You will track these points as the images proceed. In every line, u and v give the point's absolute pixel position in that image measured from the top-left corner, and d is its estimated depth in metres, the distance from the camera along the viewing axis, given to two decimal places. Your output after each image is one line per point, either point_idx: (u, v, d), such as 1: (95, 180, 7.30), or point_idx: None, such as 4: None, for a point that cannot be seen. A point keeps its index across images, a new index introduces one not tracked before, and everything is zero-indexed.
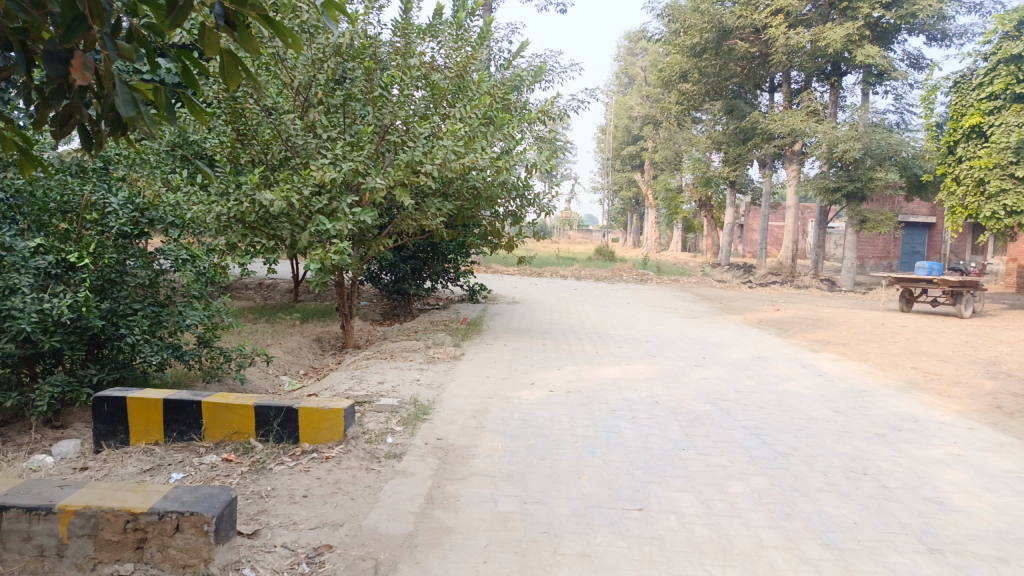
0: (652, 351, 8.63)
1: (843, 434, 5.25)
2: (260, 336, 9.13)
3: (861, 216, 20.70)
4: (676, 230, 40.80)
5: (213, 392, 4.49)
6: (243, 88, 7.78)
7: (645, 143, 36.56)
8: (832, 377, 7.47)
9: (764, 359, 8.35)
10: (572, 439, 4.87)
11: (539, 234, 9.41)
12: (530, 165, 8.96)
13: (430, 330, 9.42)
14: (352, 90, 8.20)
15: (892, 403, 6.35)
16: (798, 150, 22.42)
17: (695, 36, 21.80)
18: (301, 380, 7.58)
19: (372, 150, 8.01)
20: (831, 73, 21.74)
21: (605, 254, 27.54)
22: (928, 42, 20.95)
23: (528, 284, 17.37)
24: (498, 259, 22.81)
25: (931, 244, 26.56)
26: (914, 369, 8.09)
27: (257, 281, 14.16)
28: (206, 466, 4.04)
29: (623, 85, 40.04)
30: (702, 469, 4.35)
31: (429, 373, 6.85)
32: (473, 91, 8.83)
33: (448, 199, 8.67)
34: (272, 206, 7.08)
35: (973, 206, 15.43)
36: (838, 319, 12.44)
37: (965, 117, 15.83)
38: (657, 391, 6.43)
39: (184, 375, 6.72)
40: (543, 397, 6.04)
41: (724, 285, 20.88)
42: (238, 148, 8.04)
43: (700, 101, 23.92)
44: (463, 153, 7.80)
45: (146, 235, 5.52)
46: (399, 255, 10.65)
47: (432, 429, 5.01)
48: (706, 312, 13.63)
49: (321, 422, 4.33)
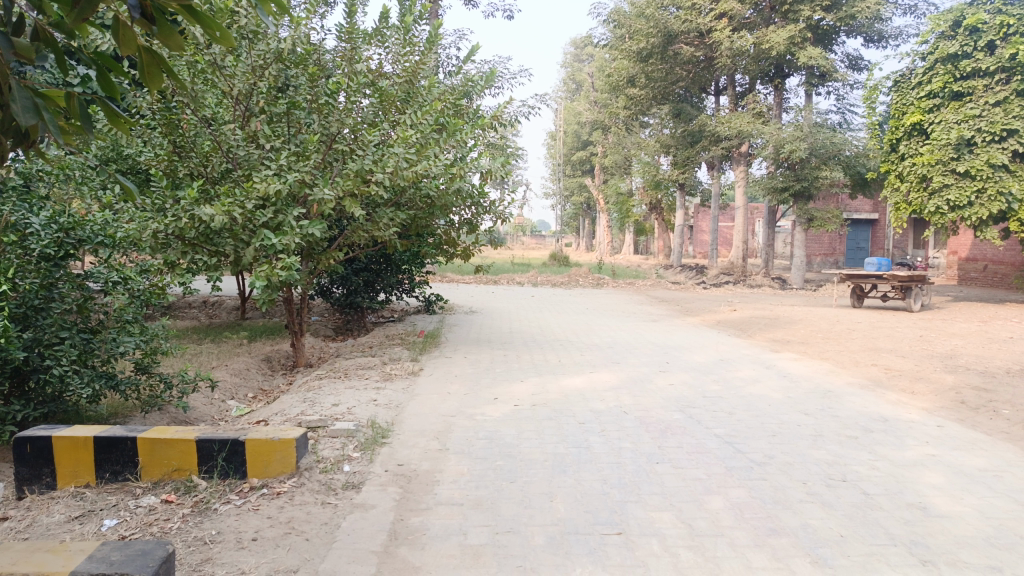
0: (615, 357, 8.44)
1: (817, 439, 5.12)
2: (205, 358, 8.66)
3: (809, 214, 21.02)
4: (628, 234, 41.07)
5: (151, 426, 4.11)
6: (179, 97, 7.35)
7: (594, 148, 36.72)
8: (797, 378, 7.38)
9: (728, 362, 8.24)
10: (542, 457, 4.62)
11: (496, 242, 9.15)
12: (484, 172, 8.69)
13: (386, 344, 9.08)
14: (296, 98, 7.83)
15: (859, 403, 6.28)
16: (745, 151, 22.72)
17: (641, 41, 21.91)
18: (250, 404, 7.17)
19: (318, 160, 7.66)
20: (774, 75, 22.09)
21: (559, 259, 27.46)
22: (866, 43, 21.47)
23: (484, 293, 17.11)
24: (453, 268, 22.51)
25: (875, 240, 27.23)
26: (875, 366, 8.09)
27: (201, 299, 13.59)
28: (143, 509, 3.66)
29: (570, 91, 40.19)
30: (678, 484, 4.15)
31: (386, 392, 6.50)
32: (423, 97, 8.56)
33: (401, 209, 8.38)
34: (213, 221, 6.68)
35: (917, 201, 15.73)
36: (794, 318, 12.50)
37: (906, 115, 16.12)
38: (625, 400, 6.23)
39: (120, 406, 6.24)
40: (508, 413, 5.78)
41: (679, 287, 20.95)
42: (175, 161, 7.60)
43: (648, 106, 24.06)
44: (415, 160, 7.52)
45: (72, 256, 5.07)
46: (350, 267, 10.28)
47: (392, 453, 4.70)
48: (664, 315, 13.59)
49: (271, 454, 4.00)
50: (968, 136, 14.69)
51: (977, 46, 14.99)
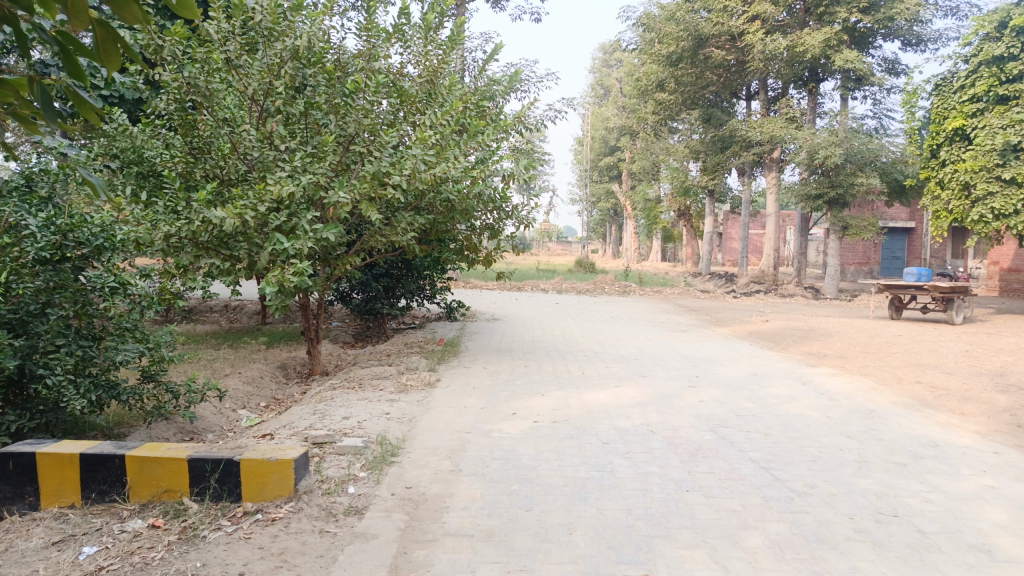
0: (642, 370, 8.06)
1: (862, 466, 4.70)
2: (218, 364, 8.45)
3: (843, 222, 20.37)
4: (656, 240, 40.55)
5: (142, 443, 3.84)
6: (194, 96, 7.16)
7: (622, 154, 36.33)
8: (836, 396, 6.94)
9: (761, 377, 7.81)
10: (562, 482, 4.27)
11: (519, 248, 8.82)
12: (507, 176, 8.36)
13: (404, 353, 8.79)
14: (314, 98, 7.60)
15: (906, 425, 5.83)
16: (777, 157, 22.16)
17: (671, 45, 21.49)
18: (261, 414, 6.93)
19: (335, 162, 7.41)
20: (808, 79, 21.52)
21: (585, 265, 27.11)
22: (904, 47, 20.85)
23: (508, 300, 16.79)
24: (477, 274, 22.23)
25: (911, 249, 26.41)
26: (920, 383, 7.61)
27: (223, 303, 13.48)
28: (128, 535, 3.38)
29: (598, 97, 39.84)
30: (711, 517, 3.77)
31: (400, 405, 6.19)
32: (444, 97, 8.25)
33: (420, 213, 8.11)
34: (223, 224, 6.44)
35: (958, 209, 15.12)
36: (831, 330, 11.98)
37: (947, 120, 15.55)
38: (652, 418, 5.86)
39: (125, 416, 6.02)
40: (527, 430, 5.44)
41: (708, 295, 20.41)
42: (191, 163, 7.40)
43: (677, 111, 23.64)
44: (434, 162, 7.21)
45: (70, 260, 4.85)
46: (370, 273, 10.03)
47: (401, 474, 4.39)
48: (693, 325, 13.14)
49: (267, 476, 3.69)
50: (1014, 142, 14.03)
51: None
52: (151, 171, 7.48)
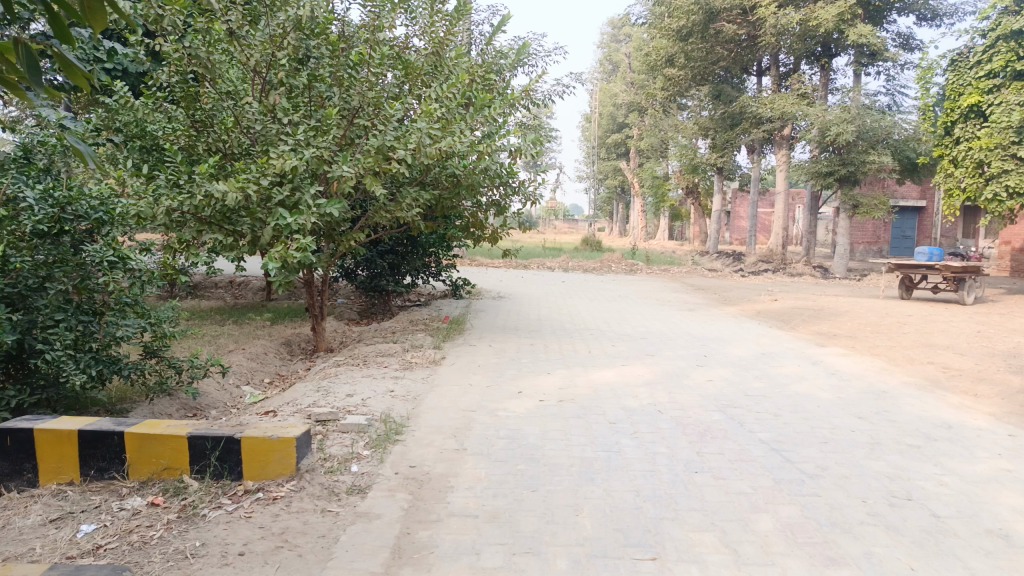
0: (649, 349, 7.97)
1: (875, 448, 4.62)
2: (223, 341, 8.40)
3: (854, 200, 20.10)
4: (664, 218, 40.29)
5: (142, 420, 3.78)
6: (196, 67, 7.02)
7: (631, 131, 35.98)
8: (847, 376, 6.84)
9: (770, 356, 7.71)
10: (569, 462, 4.20)
11: (526, 225, 8.69)
12: (513, 151, 8.20)
13: (409, 330, 8.72)
14: (317, 70, 7.45)
15: (918, 407, 5.73)
16: (787, 134, 21.87)
17: (681, 19, 21.13)
18: (265, 391, 6.87)
19: (339, 136, 7.27)
20: (820, 55, 21.15)
21: (592, 243, 26.96)
22: (918, 22, 20.44)
23: (515, 277, 16.68)
24: (483, 251, 22.12)
25: (922, 228, 26.13)
26: (932, 364, 7.49)
27: (228, 279, 13.42)
28: (127, 513, 3.33)
29: (606, 73, 39.38)
30: (721, 499, 3.69)
31: (405, 382, 6.12)
32: (450, 69, 8.07)
33: (425, 188, 7.99)
34: (225, 198, 6.34)
35: (972, 187, 14.89)
36: (840, 309, 11.84)
37: (963, 96, 15.26)
38: (659, 398, 5.77)
39: (128, 392, 5.97)
40: (532, 409, 5.36)
41: (716, 274, 20.24)
42: (194, 136, 7.27)
43: (686, 87, 23.31)
44: (440, 136, 7.06)
45: (68, 233, 4.77)
46: (376, 249, 9.93)
47: (405, 453, 4.32)
48: (701, 304, 13.03)
49: (268, 454, 3.62)
50: None
51: None
52: (153, 145, 7.37)
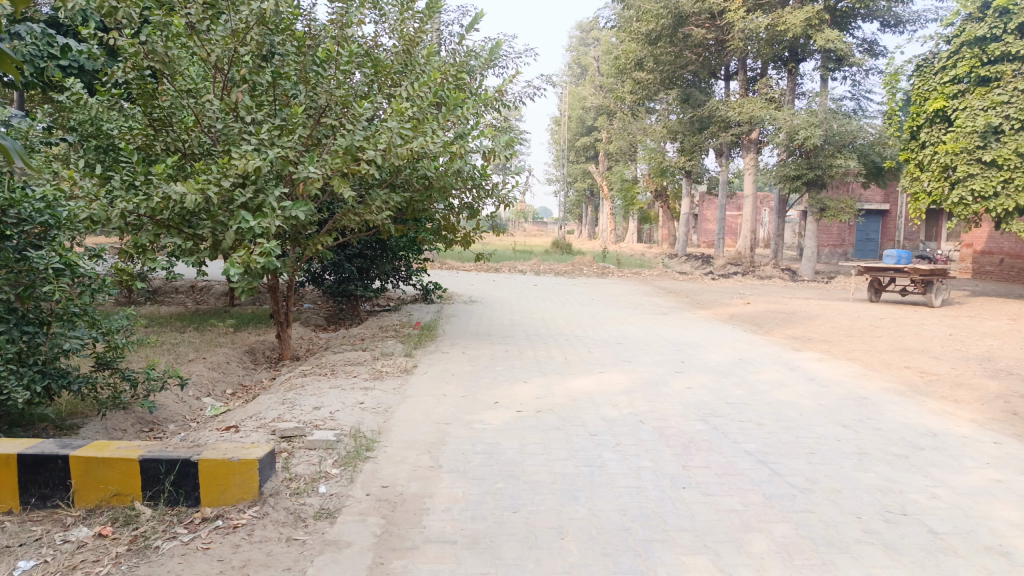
0: (626, 355, 7.80)
1: (862, 458, 4.49)
2: (182, 349, 8.04)
3: (821, 204, 20.26)
4: (632, 221, 40.41)
5: (89, 442, 3.48)
6: (153, 63, 6.69)
7: (599, 134, 36.06)
8: (827, 382, 6.74)
9: (748, 362, 7.59)
10: (550, 479, 3.99)
11: (498, 228, 8.47)
12: (486, 152, 7.97)
13: (379, 336, 8.44)
14: (282, 67, 7.17)
15: (900, 413, 5.64)
16: (755, 138, 22.00)
17: (650, 22, 21.11)
18: (227, 403, 6.55)
19: (305, 135, 6.99)
20: (788, 59, 21.30)
21: (562, 246, 26.87)
22: (882, 28, 20.71)
23: (485, 281, 16.45)
24: (453, 255, 21.83)
25: (886, 231, 26.53)
26: (909, 368, 7.45)
27: (189, 284, 12.97)
28: (70, 546, 3.03)
29: (575, 76, 39.39)
30: (712, 518, 3.51)
31: (375, 394, 5.85)
32: (421, 68, 7.82)
33: (395, 190, 7.73)
34: (184, 200, 6.01)
35: (937, 191, 15.07)
36: (813, 313, 11.83)
37: (928, 101, 15.45)
38: (640, 407, 5.60)
39: (77, 407, 5.61)
40: (510, 421, 5.14)
41: (686, 277, 20.23)
42: (151, 135, 6.94)
43: (655, 90, 23.32)
44: (411, 136, 6.80)
45: (10, 239, 4.46)
46: (344, 253, 9.64)
47: (376, 471, 4.07)
48: (674, 307, 12.95)
49: (228, 478, 3.34)
50: (996, 124, 13.95)
51: (1007, 28, 14.26)
52: (109, 144, 7.04)
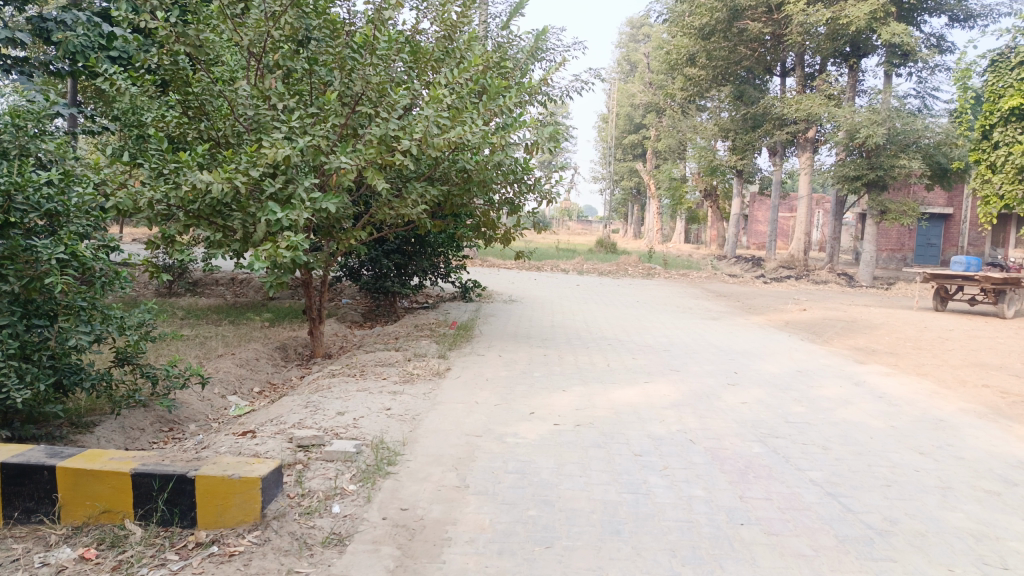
0: (674, 363, 7.30)
1: (947, 494, 3.93)
2: (212, 344, 7.81)
3: (881, 206, 19.16)
4: (680, 221, 39.49)
5: (80, 453, 3.20)
6: (184, 48, 6.38)
7: (647, 131, 35.31)
8: (897, 400, 6.14)
9: (808, 375, 7.00)
10: (589, 507, 3.54)
11: (541, 226, 8.03)
12: (528, 145, 7.52)
13: (413, 336, 8.09)
14: (318, 53, 6.85)
15: (984, 440, 5.04)
16: (812, 136, 21.08)
17: (704, 16, 20.37)
18: (252, 402, 6.26)
19: (340, 124, 6.65)
20: (849, 54, 20.26)
21: (606, 245, 26.34)
22: (951, 22, 19.59)
23: (528, 279, 16.02)
24: (496, 252, 21.46)
25: (949, 236, 25.23)
26: (988, 388, 6.77)
27: (229, 276, 12.84)
28: (47, 571, 2.71)
29: (624, 73, 38.67)
30: (777, 565, 3.03)
31: (404, 399, 5.48)
32: (463, 54, 7.40)
33: (433, 184, 7.37)
34: (210, 190, 5.72)
35: (1010, 195, 14.16)
36: (875, 321, 11.06)
37: (1003, 98, 14.47)
38: (690, 423, 5.12)
39: (95, 404, 5.37)
40: (546, 434, 4.71)
41: (737, 280, 19.49)
42: (185, 124, 6.70)
43: (707, 87, 22.56)
44: (449, 126, 6.40)
45: (15, 226, 4.22)
46: (381, 248, 9.33)
47: (396, 491, 3.68)
48: (724, 312, 12.32)
49: (228, 497, 3.00)
50: None
51: None
52: (143, 133, 6.82)
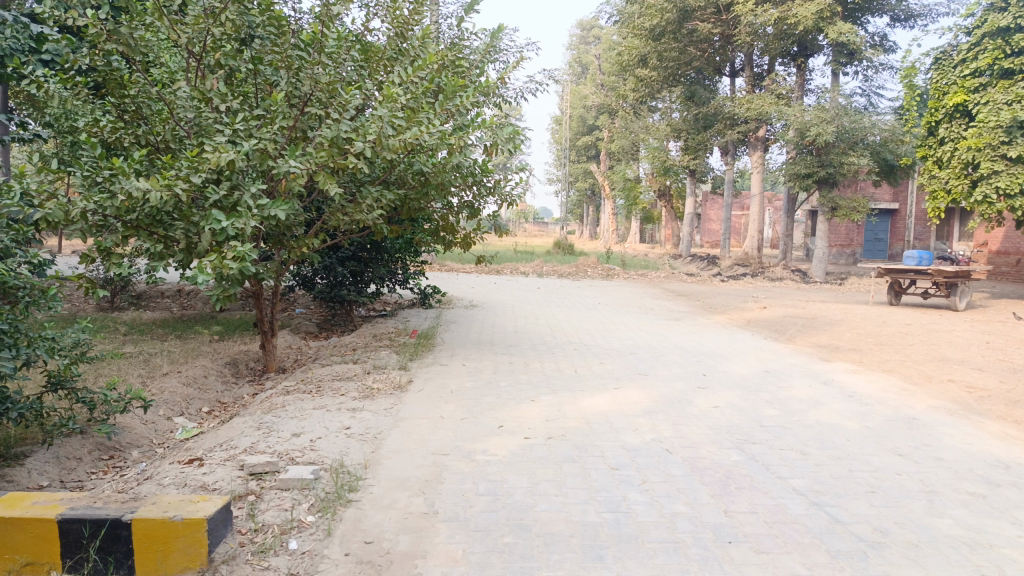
0: (641, 367, 7.13)
1: (933, 499, 3.82)
2: (156, 362, 7.36)
3: (833, 203, 19.43)
4: (634, 221, 39.76)
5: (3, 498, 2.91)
6: (117, 46, 5.93)
7: (600, 133, 35.47)
8: (867, 398, 6.06)
9: (777, 375, 6.91)
10: (567, 531, 3.31)
11: (501, 228, 7.79)
12: (486, 146, 7.27)
13: (371, 346, 7.77)
14: (262, 51, 6.48)
15: (961, 439, 4.96)
16: (762, 135, 21.32)
17: (655, 17, 20.42)
18: (200, 424, 5.87)
19: (288, 127, 6.29)
20: (797, 54, 20.55)
21: (563, 247, 26.28)
22: (892, 22, 20.03)
23: (486, 284, 15.78)
24: (453, 256, 21.16)
25: (895, 230, 25.83)
26: (953, 382, 6.77)
27: (175, 288, 12.28)
28: None
29: (575, 75, 38.76)
30: None
31: (364, 416, 5.17)
32: (416, 52, 7.11)
33: (389, 188, 7.08)
34: (148, 198, 5.32)
35: (957, 189, 14.42)
36: (834, 318, 11.13)
37: (947, 95, 14.75)
38: (664, 431, 4.94)
39: (25, 433, 4.94)
40: (517, 450, 4.47)
41: (695, 279, 19.56)
42: (120, 128, 6.26)
43: (658, 88, 22.62)
44: (404, 127, 6.11)
45: None
46: (335, 256, 8.98)
47: (359, 521, 3.38)
48: (686, 312, 12.28)
49: (168, 542, 2.70)
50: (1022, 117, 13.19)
51: None
52: (76, 139, 6.37)
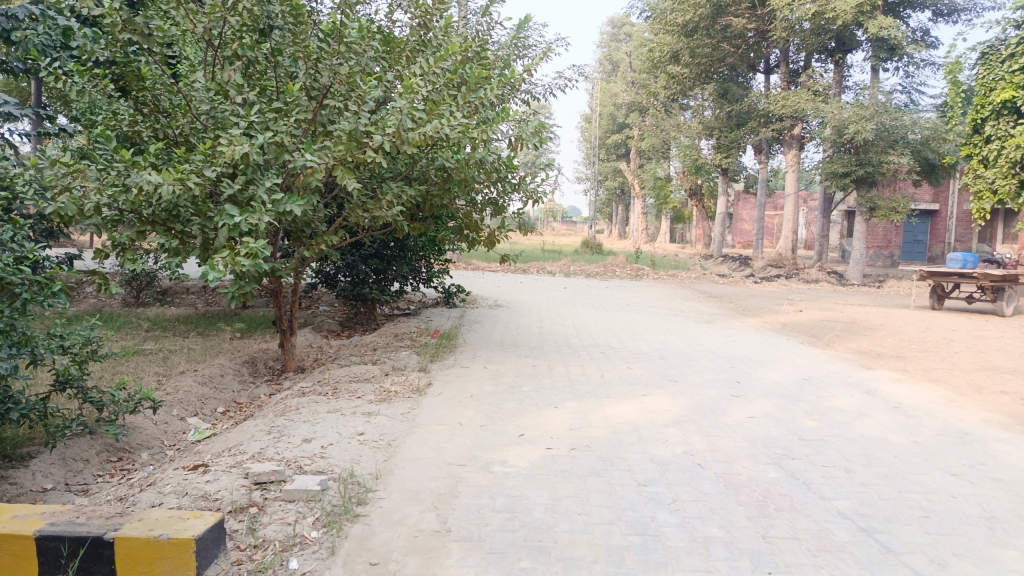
0: (671, 373, 6.81)
1: (994, 527, 3.47)
2: (172, 360, 7.21)
3: (871, 203, 18.80)
4: (665, 221, 39.16)
5: None
6: (132, 36, 5.76)
7: (630, 131, 34.96)
8: (914, 410, 5.69)
9: (815, 383, 6.55)
10: (590, 555, 3.03)
11: (526, 226, 7.51)
12: (511, 139, 6.98)
13: (392, 346, 7.55)
14: (281, 42, 6.27)
15: (1020, 457, 4.57)
16: (798, 133, 20.73)
17: (688, 12, 19.95)
18: (214, 425, 5.70)
19: (307, 119, 6.07)
20: (835, 49, 19.94)
21: (592, 246, 25.92)
22: (934, 17, 19.31)
23: (513, 283, 15.52)
24: (479, 255, 20.93)
25: (935, 232, 25.02)
26: (1006, 394, 6.35)
27: (200, 284, 12.22)
28: None
29: (606, 72, 38.29)
30: None
31: (379, 421, 4.94)
32: (439, 42, 6.85)
33: (411, 184, 6.87)
34: (159, 191, 5.14)
35: (1004, 189, 13.81)
36: (874, 322, 10.66)
37: (994, 91, 14.13)
38: (696, 443, 4.63)
39: (32, 433, 4.79)
40: (538, 462, 4.20)
41: (727, 280, 19.10)
42: (137, 120, 6.12)
43: (690, 85, 22.16)
44: (425, 119, 5.86)
45: None
46: (357, 253, 8.77)
47: (365, 539, 3.15)
48: (717, 314, 11.90)
49: (153, 564, 2.51)
50: None
51: None
52: (95, 132, 6.25)
